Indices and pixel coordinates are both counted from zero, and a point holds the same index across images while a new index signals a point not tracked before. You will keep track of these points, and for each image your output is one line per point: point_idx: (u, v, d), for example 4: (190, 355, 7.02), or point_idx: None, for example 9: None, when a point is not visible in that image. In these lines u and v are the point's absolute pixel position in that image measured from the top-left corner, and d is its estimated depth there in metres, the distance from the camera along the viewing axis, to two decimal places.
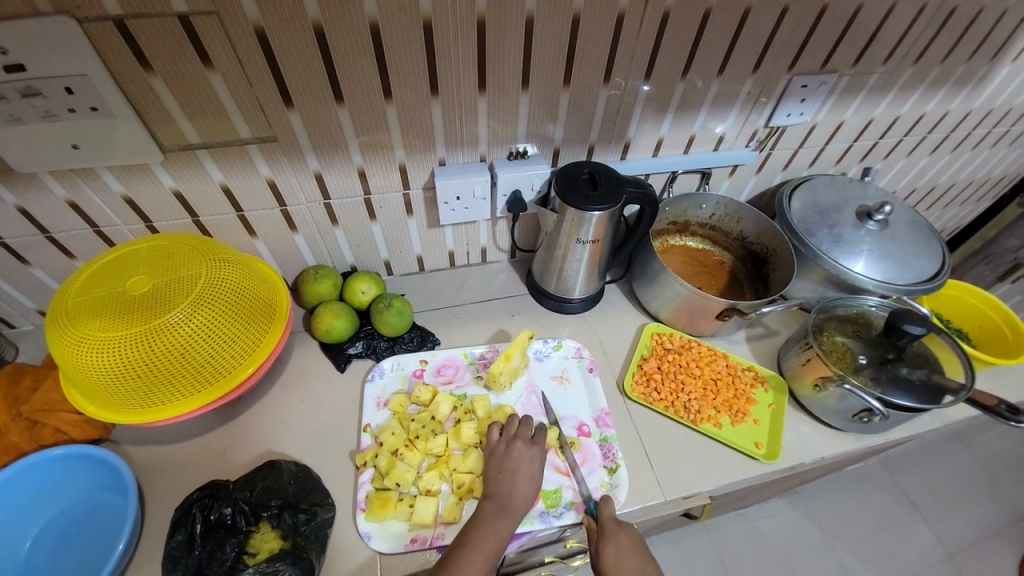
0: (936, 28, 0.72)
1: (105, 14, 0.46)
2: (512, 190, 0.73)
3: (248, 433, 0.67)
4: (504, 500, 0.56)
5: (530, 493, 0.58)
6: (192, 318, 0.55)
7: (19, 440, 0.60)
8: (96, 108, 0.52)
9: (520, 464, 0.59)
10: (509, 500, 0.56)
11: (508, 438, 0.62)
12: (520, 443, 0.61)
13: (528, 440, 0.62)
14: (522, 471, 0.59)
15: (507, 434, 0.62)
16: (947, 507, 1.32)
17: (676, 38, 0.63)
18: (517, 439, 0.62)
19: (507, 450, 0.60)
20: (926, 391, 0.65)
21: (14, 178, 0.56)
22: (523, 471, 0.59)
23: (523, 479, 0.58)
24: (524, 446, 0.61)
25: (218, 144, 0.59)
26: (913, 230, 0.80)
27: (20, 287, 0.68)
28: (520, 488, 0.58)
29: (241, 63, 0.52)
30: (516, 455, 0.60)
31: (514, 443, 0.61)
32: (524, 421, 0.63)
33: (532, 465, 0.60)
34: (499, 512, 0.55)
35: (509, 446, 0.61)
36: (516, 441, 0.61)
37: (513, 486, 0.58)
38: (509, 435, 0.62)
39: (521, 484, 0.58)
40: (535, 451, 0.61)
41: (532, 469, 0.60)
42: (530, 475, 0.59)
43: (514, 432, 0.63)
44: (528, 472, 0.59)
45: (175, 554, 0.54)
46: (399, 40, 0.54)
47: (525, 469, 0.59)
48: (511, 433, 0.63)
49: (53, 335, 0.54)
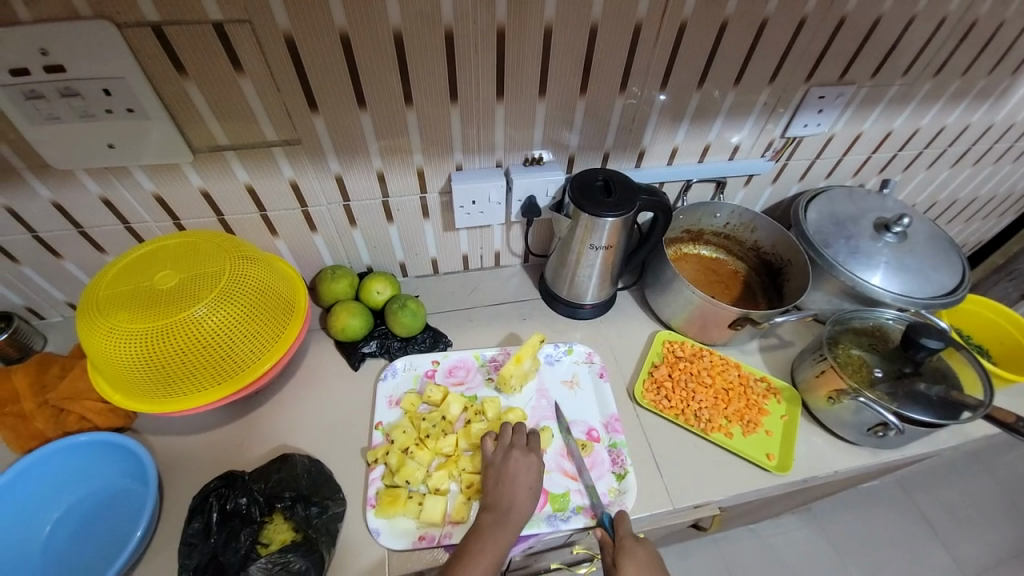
0: (957, 41, 0.71)
1: (143, 19, 0.48)
2: (527, 196, 0.74)
3: (262, 428, 0.68)
4: (503, 510, 0.55)
5: (529, 502, 0.57)
6: (214, 313, 0.56)
7: (44, 426, 0.62)
8: (132, 109, 0.54)
9: (519, 473, 0.58)
10: (509, 510, 0.55)
11: (504, 448, 0.61)
12: (517, 452, 0.60)
13: (525, 449, 0.61)
14: (520, 481, 0.58)
15: (503, 444, 0.61)
16: (966, 530, 1.29)
17: (693, 49, 0.64)
18: (514, 447, 0.60)
19: (505, 460, 0.59)
20: (944, 408, 0.64)
21: (51, 174, 0.59)
22: (522, 481, 0.58)
23: (522, 488, 0.57)
24: (521, 455, 0.60)
25: (245, 146, 0.61)
26: (933, 243, 0.79)
27: (51, 280, 0.71)
28: (520, 498, 0.56)
29: (269, 68, 0.54)
30: (514, 464, 0.59)
31: (511, 453, 0.60)
32: (519, 429, 0.62)
33: (530, 474, 0.59)
34: (499, 522, 0.54)
35: (507, 456, 0.60)
36: (513, 450, 0.60)
37: (512, 496, 0.56)
38: (505, 444, 0.61)
39: (521, 493, 0.57)
40: (533, 460, 0.60)
41: (529, 478, 0.58)
42: (529, 484, 0.58)
43: (510, 440, 0.61)
44: (527, 482, 0.58)
45: (192, 541, 0.55)
46: (420, 47, 0.56)
47: (524, 479, 0.58)
48: (506, 442, 0.61)
49: (84, 326, 0.56)
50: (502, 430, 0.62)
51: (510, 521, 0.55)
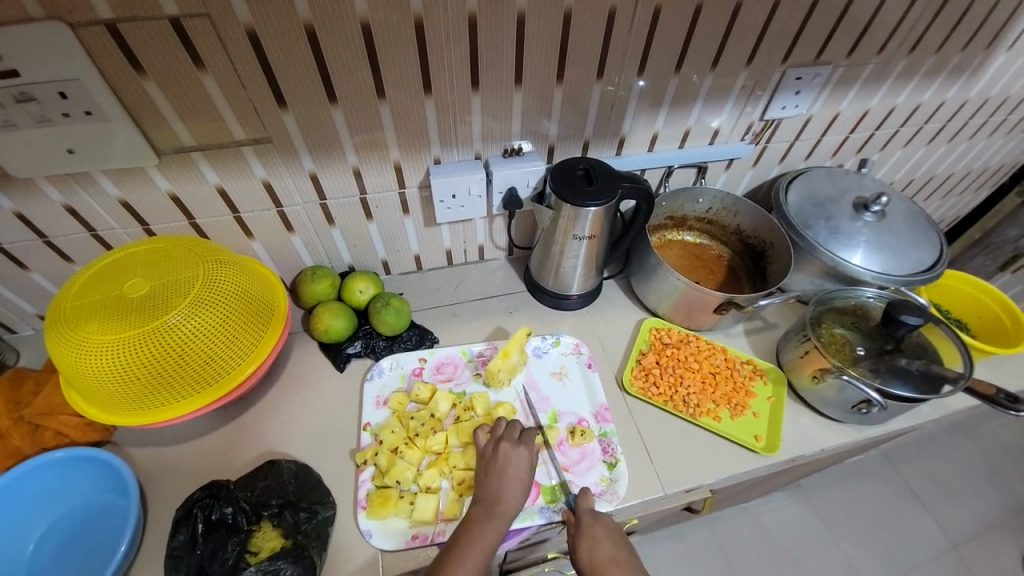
0: (929, 18, 0.72)
1: (96, 18, 0.46)
2: (508, 187, 0.73)
3: (247, 434, 0.67)
4: (491, 504, 0.55)
5: (519, 495, 0.56)
6: (189, 320, 0.55)
7: (21, 443, 0.60)
8: (90, 112, 0.52)
9: (509, 465, 0.57)
10: (498, 501, 0.55)
11: (495, 440, 0.60)
12: (507, 444, 0.59)
13: (516, 441, 0.59)
14: (509, 473, 0.57)
15: (495, 436, 0.60)
16: (950, 497, 1.32)
17: (668, 33, 0.63)
18: (504, 439, 0.59)
19: (494, 452, 0.58)
20: (924, 382, 0.65)
21: (12, 183, 0.57)
22: (512, 472, 0.57)
23: (512, 481, 0.56)
24: (510, 447, 0.58)
25: (212, 146, 0.59)
26: (911, 220, 0.80)
27: (20, 292, 0.69)
28: (509, 491, 0.56)
29: (234, 65, 0.52)
30: (503, 455, 0.58)
31: (501, 444, 0.59)
32: (511, 422, 0.61)
33: (519, 465, 0.57)
34: (487, 516, 0.54)
35: (496, 448, 0.59)
36: (502, 442, 0.59)
37: (501, 488, 0.56)
38: (497, 437, 0.60)
39: (510, 487, 0.56)
40: (523, 452, 0.58)
41: (520, 470, 0.57)
42: (519, 476, 0.57)
43: (501, 433, 0.61)
44: (517, 474, 0.57)
45: (177, 554, 0.54)
46: (390, 37, 0.54)
47: (514, 470, 0.57)
48: (498, 435, 0.60)
49: (53, 340, 0.54)
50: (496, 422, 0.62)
51: (499, 513, 0.55)
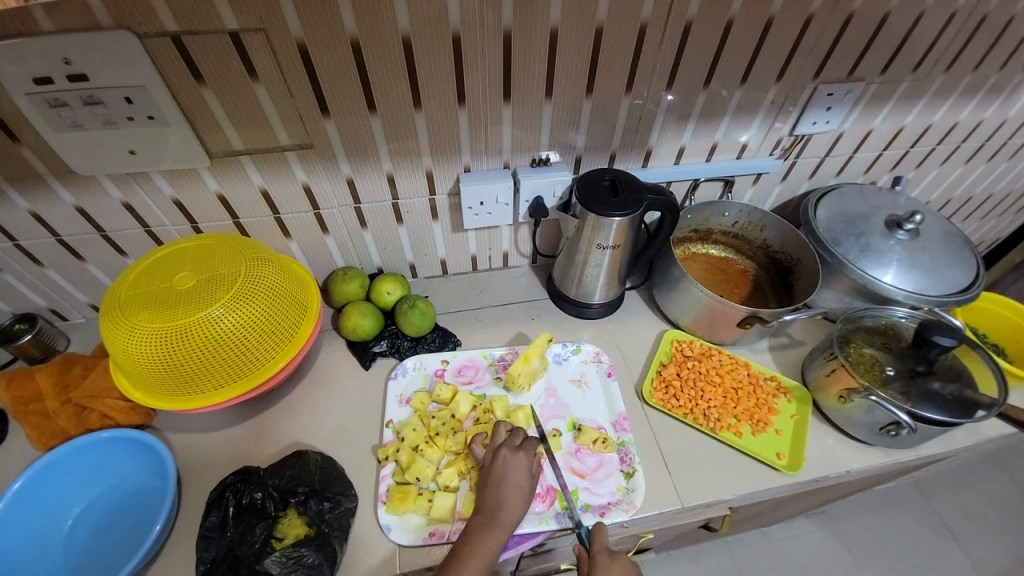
0: (967, 35, 0.71)
1: (163, 30, 0.50)
2: (535, 196, 0.75)
3: (276, 426, 0.70)
4: (491, 512, 0.55)
5: (519, 502, 0.57)
6: (230, 313, 0.58)
7: (68, 424, 0.65)
8: (152, 116, 0.56)
9: (508, 472, 0.58)
10: (498, 509, 0.55)
11: (495, 449, 0.61)
12: (505, 451, 0.60)
13: (515, 448, 0.60)
14: (508, 479, 0.57)
15: (493, 446, 0.61)
16: (986, 532, 1.26)
17: (699, 48, 0.64)
18: (503, 447, 0.60)
19: (493, 460, 0.59)
20: (957, 406, 0.63)
21: (75, 180, 0.61)
22: (512, 480, 0.57)
23: (510, 488, 0.57)
24: (510, 454, 0.59)
25: (260, 150, 0.63)
26: (946, 240, 0.78)
27: (74, 281, 0.74)
28: (509, 499, 0.56)
29: (283, 75, 0.56)
30: (502, 463, 0.59)
31: (500, 452, 0.60)
32: (511, 430, 0.62)
33: (520, 472, 0.58)
34: (487, 524, 0.54)
35: (495, 456, 0.60)
36: (501, 450, 0.60)
37: (501, 496, 0.56)
38: (496, 445, 0.61)
39: (510, 493, 0.56)
40: (522, 458, 0.59)
41: (520, 477, 0.58)
42: (519, 483, 0.57)
43: (501, 441, 0.62)
44: (517, 480, 0.58)
45: (209, 534, 0.57)
46: (427, 50, 0.57)
47: (514, 476, 0.58)
48: (498, 443, 0.61)
49: (106, 325, 0.58)
50: (495, 431, 0.63)
51: (500, 519, 0.55)
